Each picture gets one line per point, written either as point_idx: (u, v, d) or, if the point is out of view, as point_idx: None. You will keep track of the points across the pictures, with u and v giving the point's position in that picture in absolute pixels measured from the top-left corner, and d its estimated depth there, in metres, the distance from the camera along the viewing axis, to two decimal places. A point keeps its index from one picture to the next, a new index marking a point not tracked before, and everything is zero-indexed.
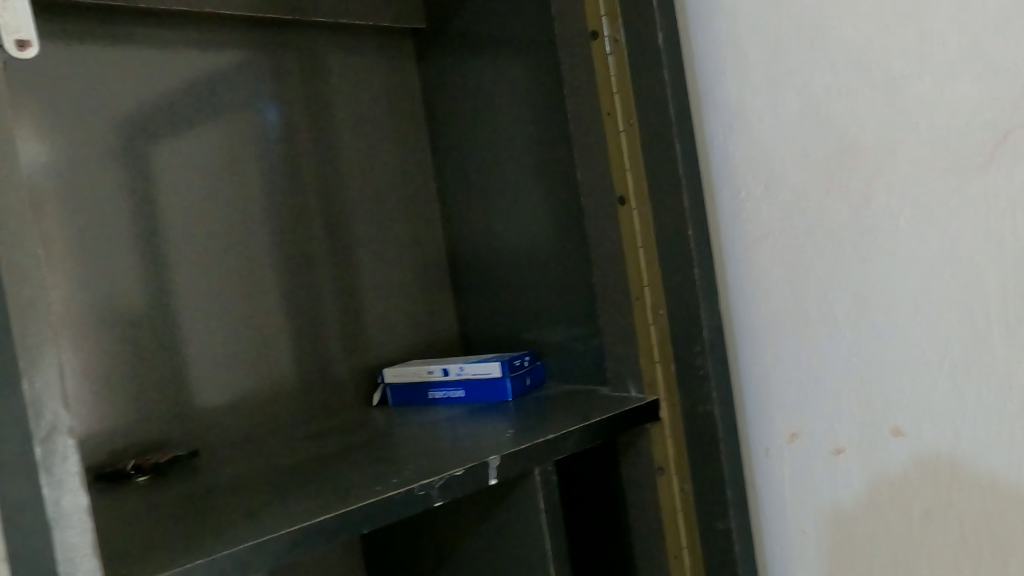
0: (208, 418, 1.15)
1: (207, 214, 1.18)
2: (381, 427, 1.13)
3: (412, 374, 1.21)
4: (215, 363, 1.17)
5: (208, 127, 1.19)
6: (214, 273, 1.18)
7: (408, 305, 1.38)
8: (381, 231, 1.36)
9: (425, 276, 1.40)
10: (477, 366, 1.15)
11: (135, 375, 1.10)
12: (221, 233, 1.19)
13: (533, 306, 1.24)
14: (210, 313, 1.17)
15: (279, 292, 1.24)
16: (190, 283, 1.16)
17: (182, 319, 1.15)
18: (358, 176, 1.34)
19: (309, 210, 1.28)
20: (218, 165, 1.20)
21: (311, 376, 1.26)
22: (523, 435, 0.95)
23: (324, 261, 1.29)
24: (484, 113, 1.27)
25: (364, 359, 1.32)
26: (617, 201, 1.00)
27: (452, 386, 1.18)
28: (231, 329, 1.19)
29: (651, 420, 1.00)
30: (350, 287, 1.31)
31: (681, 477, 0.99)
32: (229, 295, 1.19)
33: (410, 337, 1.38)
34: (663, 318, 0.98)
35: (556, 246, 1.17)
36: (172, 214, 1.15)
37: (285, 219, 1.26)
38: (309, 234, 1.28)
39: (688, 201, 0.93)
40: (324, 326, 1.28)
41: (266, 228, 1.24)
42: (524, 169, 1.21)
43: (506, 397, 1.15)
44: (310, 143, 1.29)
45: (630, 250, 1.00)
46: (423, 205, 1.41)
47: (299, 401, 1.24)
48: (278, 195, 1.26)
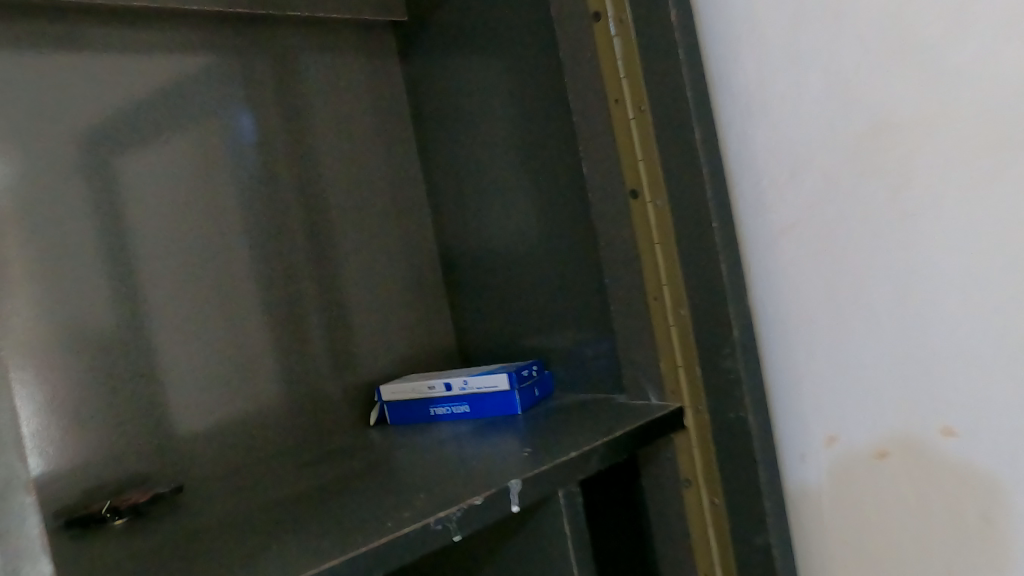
0: (192, 449, 1.06)
1: (178, 227, 1.09)
2: (381, 449, 1.04)
3: (411, 391, 1.13)
4: (195, 389, 1.08)
5: (176, 135, 1.10)
6: (190, 291, 1.09)
7: (401, 316, 1.29)
8: (370, 239, 1.27)
9: (419, 285, 1.32)
10: (483, 379, 1.07)
11: (107, 406, 1.00)
12: (196, 248, 1.10)
13: (538, 312, 1.17)
14: (187, 336, 1.08)
15: (263, 309, 1.15)
16: (164, 304, 1.06)
17: (157, 342, 1.05)
18: (343, 181, 1.25)
19: (292, 220, 1.20)
20: (189, 175, 1.11)
21: (302, 398, 1.17)
22: (541, 453, 0.87)
23: (311, 273, 1.20)
24: (476, 108, 1.20)
25: (358, 376, 1.23)
26: (630, 194, 0.93)
27: (455, 401, 1.10)
28: (212, 351, 1.10)
29: (676, 430, 0.93)
30: (340, 300, 1.23)
31: (710, 491, 0.92)
32: (208, 316, 1.10)
33: (406, 350, 1.29)
34: (686, 320, 0.90)
35: (562, 247, 1.10)
36: (144, 229, 1.06)
37: (267, 230, 1.17)
38: (292, 245, 1.19)
39: None
40: (313, 344, 1.19)
41: (245, 241, 1.15)
42: (522, 166, 1.13)
43: (516, 411, 1.07)
44: (290, 147, 1.21)
45: (647, 247, 0.93)
46: (413, 210, 1.33)
47: (289, 425, 1.15)
48: (257, 204, 1.17)
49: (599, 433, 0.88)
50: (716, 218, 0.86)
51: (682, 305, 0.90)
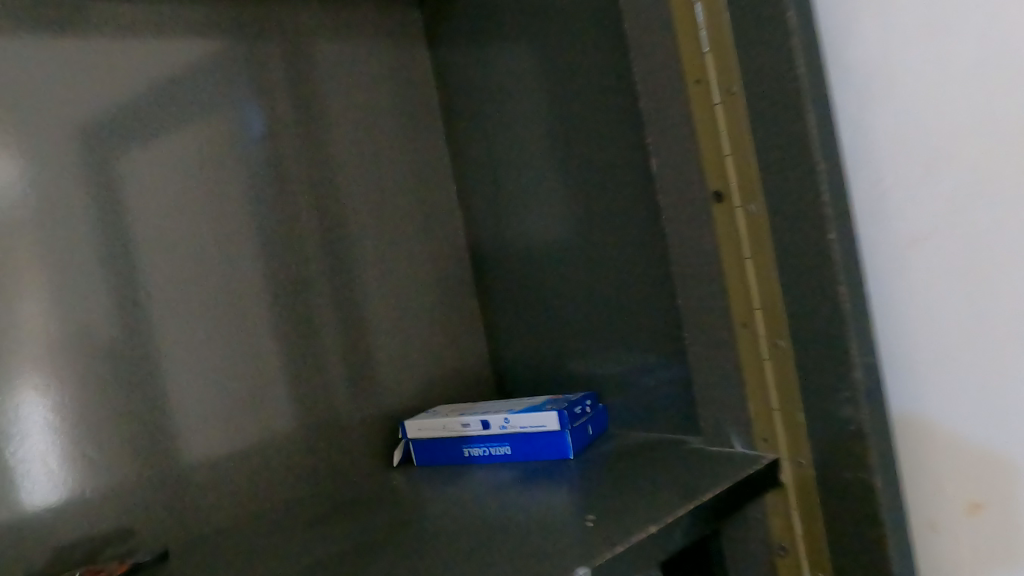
0: (191, 502, 0.89)
1: (175, 239, 0.92)
2: (409, 501, 0.87)
3: (442, 428, 0.96)
4: (195, 430, 0.91)
5: (172, 129, 0.93)
6: (188, 314, 0.92)
7: (431, 337, 1.12)
8: (395, 249, 1.10)
9: (450, 301, 1.15)
10: (528, 417, 0.90)
11: (90, 455, 0.83)
12: (196, 262, 0.93)
13: (592, 335, 1.00)
14: (186, 367, 0.91)
15: (275, 332, 0.98)
16: (157, 330, 0.89)
17: (149, 377, 0.88)
18: (364, 182, 1.09)
19: (308, 227, 1.03)
20: (187, 176, 0.94)
21: (318, 435, 1.00)
22: (611, 519, 0.70)
23: (326, 289, 1.03)
24: (519, 96, 1.02)
25: (381, 408, 1.06)
26: (713, 196, 0.77)
27: (494, 442, 0.93)
28: (214, 385, 0.93)
29: (772, 487, 0.76)
30: (362, 320, 1.06)
31: (816, 565, 0.74)
32: (210, 343, 0.93)
33: (435, 377, 1.12)
34: (784, 352, 0.73)
35: (620, 260, 0.92)
36: (151, 238, 0.90)
37: (278, 239, 1.00)
38: (308, 256, 1.02)
39: (828, 192, 0.67)
40: (333, 371, 1.02)
41: (254, 253, 0.98)
42: (574, 163, 0.96)
43: (568, 455, 0.90)
44: (302, 142, 1.04)
45: (733, 262, 0.76)
46: (444, 215, 1.16)
47: (303, 468, 0.98)
48: (267, 209, 1.00)
49: (678, 495, 0.72)
50: (835, 228, 0.67)
51: (780, 332, 0.74)
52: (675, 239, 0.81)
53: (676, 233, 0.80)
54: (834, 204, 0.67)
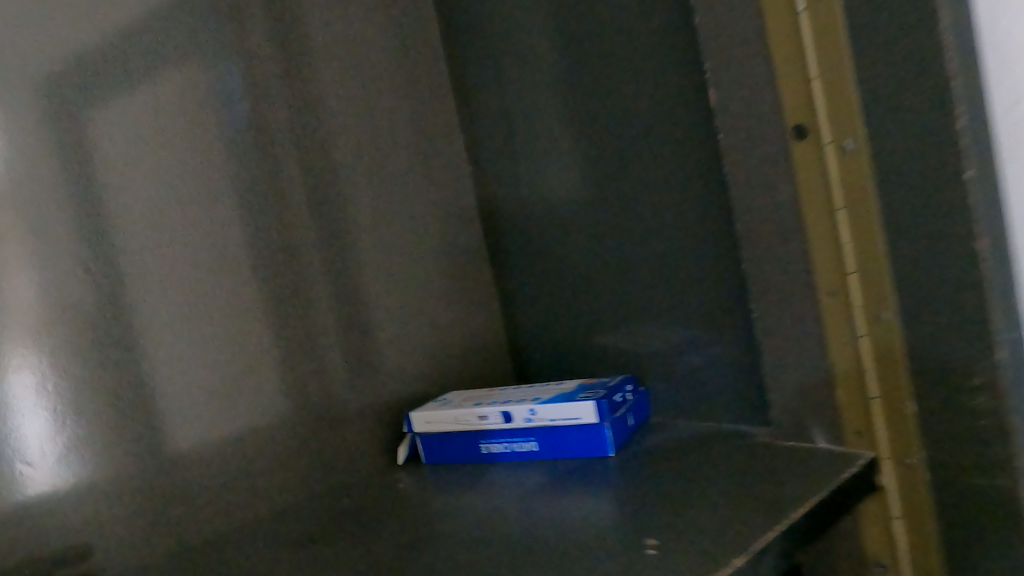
0: (167, 524, 0.73)
1: (138, 204, 0.73)
2: (423, 516, 0.72)
3: (454, 421, 0.81)
4: (175, 439, 0.74)
5: (127, 67, 0.74)
6: (161, 297, 0.74)
7: (441, 315, 0.96)
8: (397, 211, 0.93)
9: (460, 272, 0.98)
10: (559, 409, 0.75)
11: (47, 476, 0.66)
12: (167, 234, 0.75)
13: (634, 309, 0.84)
14: (159, 362, 0.73)
15: (262, 310, 0.81)
16: (120, 319, 0.71)
17: (113, 377, 0.71)
18: (358, 131, 0.90)
19: (296, 184, 0.84)
20: (150, 125, 0.75)
21: (316, 433, 0.84)
22: (684, 540, 0.56)
23: (315, 257, 0.85)
24: (558, 22, 0.85)
25: (384, 398, 0.90)
26: (793, 132, 0.61)
27: (517, 437, 0.79)
28: (193, 382, 0.76)
29: (867, 491, 0.61)
30: (364, 296, 0.89)
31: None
32: (188, 331, 0.76)
33: (445, 359, 0.96)
34: (890, 327, 0.59)
35: (685, 217, 0.77)
36: (124, 191, 0.72)
37: (265, 198, 0.82)
38: (296, 221, 0.84)
39: (967, 124, 0.52)
40: (332, 356, 0.86)
41: (235, 217, 0.80)
42: (629, 100, 0.79)
43: (607, 452, 0.76)
44: (283, 75, 0.84)
45: (819, 214, 0.61)
46: (449, 171, 0.99)
47: (297, 471, 0.82)
48: (248, 163, 0.81)
49: (762, 510, 0.58)
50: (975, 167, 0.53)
51: (886, 299, 0.59)
52: (752, 187, 0.65)
53: (754, 178, 0.64)
54: (974, 139, 0.53)
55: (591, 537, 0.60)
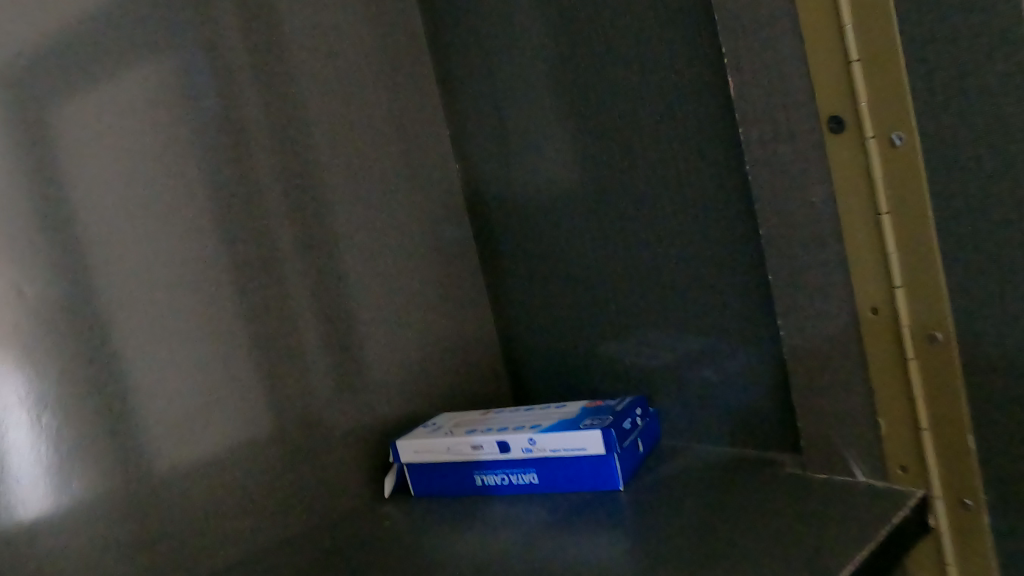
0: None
1: (89, 216, 0.65)
2: (416, 563, 0.64)
3: (445, 450, 0.73)
4: (137, 478, 0.66)
5: (74, 59, 0.65)
6: (136, 306, 0.67)
7: (430, 330, 0.87)
8: (380, 216, 0.84)
9: (451, 282, 0.90)
10: (563, 439, 0.67)
11: (37, 496, 0.61)
12: (124, 248, 0.66)
13: (645, 321, 0.77)
14: (116, 395, 0.65)
15: (231, 333, 0.72)
16: (72, 346, 0.63)
17: (66, 411, 0.62)
18: (334, 129, 0.81)
19: (271, 189, 0.76)
20: (102, 124, 0.66)
21: (296, 466, 0.75)
22: None
23: (289, 272, 0.76)
24: (557, 3, 0.76)
25: (370, 424, 0.82)
26: (829, 126, 0.53)
27: (515, 467, 0.71)
28: (158, 414, 0.67)
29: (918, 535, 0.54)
30: (347, 312, 0.80)
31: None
32: (150, 357, 0.67)
33: (436, 377, 0.88)
34: (946, 350, 0.52)
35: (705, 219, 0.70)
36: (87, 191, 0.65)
37: (235, 206, 0.73)
38: (267, 231, 0.75)
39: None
40: (315, 380, 0.77)
41: (204, 228, 0.71)
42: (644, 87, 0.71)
43: (617, 485, 0.68)
44: (248, 69, 0.75)
45: (860, 221, 0.53)
46: (436, 171, 0.90)
47: (275, 509, 0.74)
48: (214, 166, 0.72)
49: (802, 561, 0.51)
50: None
51: (943, 317, 0.51)
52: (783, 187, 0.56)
53: (784, 177, 0.56)
54: None
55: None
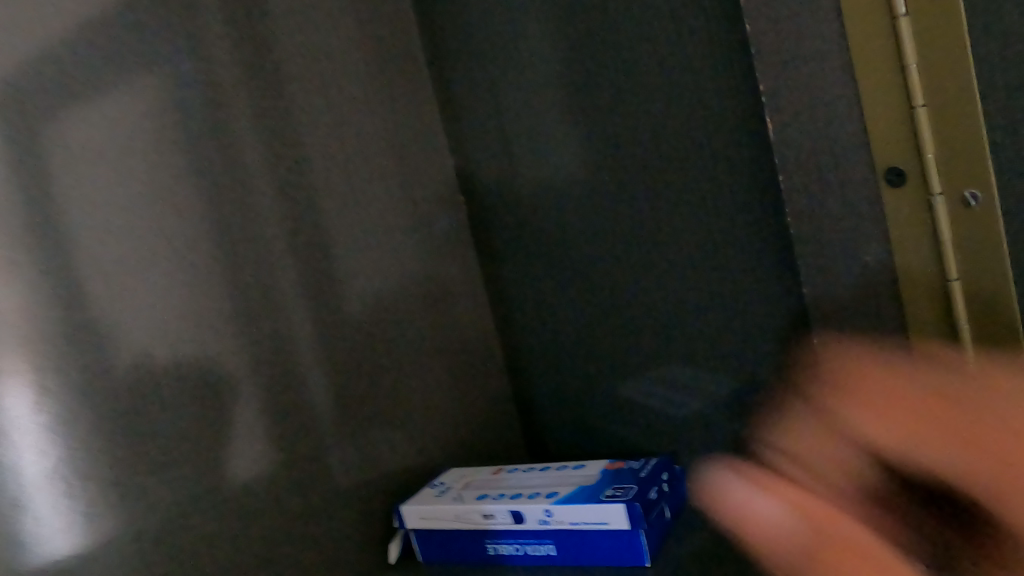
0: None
1: (82, 268, 0.59)
2: None
3: (455, 519, 0.68)
4: (138, 553, 0.60)
5: (61, 97, 0.59)
6: (148, 353, 0.62)
7: (442, 376, 0.81)
8: (386, 258, 0.78)
9: (463, 326, 0.84)
10: (583, 511, 0.62)
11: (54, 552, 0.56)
12: (120, 302, 0.61)
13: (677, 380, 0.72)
14: (116, 462, 0.60)
15: (233, 396, 0.66)
16: (73, 415, 0.58)
17: (75, 471, 0.58)
18: (334, 166, 0.75)
19: (271, 234, 0.70)
20: (94, 169, 0.60)
21: (301, 533, 0.70)
22: None
23: (291, 327, 0.70)
24: (580, 34, 0.71)
25: (379, 485, 0.76)
26: (892, 180, 0.54)
27: (531, 537, 0.66)
28: (162, 481, 0.62)
29: None
30: (356, 365, 0.75)
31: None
32: (152, 421, 0.62)
33: (448, 430, 0.82)
34: None
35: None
36: (94, 228, 0.60)
37: (235, 255, 0.67)
38: (267, 285, 0.69)
39: None
40: (322, 439, 0.72)
41: (204, 278, 0.65)
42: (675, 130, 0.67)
43: (643, 561, 0.63)
44: (245, 109, 0.69)
45: (926, 275, 0.54)
46: (444, 203, 0.83)
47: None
48: (211, 212, 0.66)
49: None
50: None
51: None
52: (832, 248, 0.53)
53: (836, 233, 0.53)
54: None
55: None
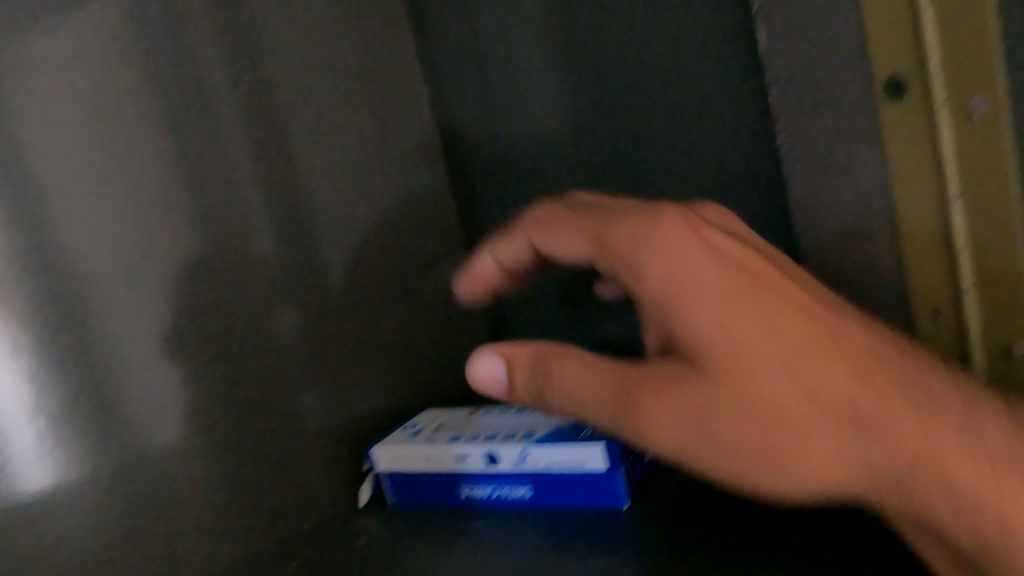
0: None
1: (40, 203, 0.56)
2: None
3: (427, 461, 0.65)
4: (108, 496, 0.59)
5: (8, 19, 0.56)
6: (120, 284, 0.60)
7: (417, 318, 0.79)
8: (356, 194, 0.75)
9: (444, 270, 0.82)
10: (560, 450, 0.60)
11: (27, 481, 0.55)
12: (82, 240, 0.58)
13: None
14: (83, 404, 0.58)
15: (207, 331, 0.64)
16: (44, 342, 0.56)
17: (46, 401, 0.56)
18: (300, 95, 0.71)
19: (238, 163, 0.67)
20: (58, 83, 0.58)
21: (272, 477, 0.68)
22: None
23: (267, 265, 0.68)
24: None
25: (358, 428, 0.74)
26: (896, 93, 0.56)
27: (507, 479, 0.63)
28: (133, 423, 0.60)
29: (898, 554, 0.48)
30: (335, 306, 0.73)
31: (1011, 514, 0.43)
32: (124, 353, 0.60)
33: (428, 375, 0.80)
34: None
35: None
36: (61, 151, 0.57)
37: (200, 188, 0.64)
38: (242, 219, 0.67)
39: None
40: (299, 380, 0.70)
41: (167, 212, 0.63)
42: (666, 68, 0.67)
43: (620, 503, 0.61)
44: (220, 34, 0.66)
45: (924, 186, 0.56)
46: (424, 145, 0.82)
47: (249, 525, 0.66)
48: (182, 140, 0.64)
49: None
50: None
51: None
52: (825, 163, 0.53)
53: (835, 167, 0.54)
54: None
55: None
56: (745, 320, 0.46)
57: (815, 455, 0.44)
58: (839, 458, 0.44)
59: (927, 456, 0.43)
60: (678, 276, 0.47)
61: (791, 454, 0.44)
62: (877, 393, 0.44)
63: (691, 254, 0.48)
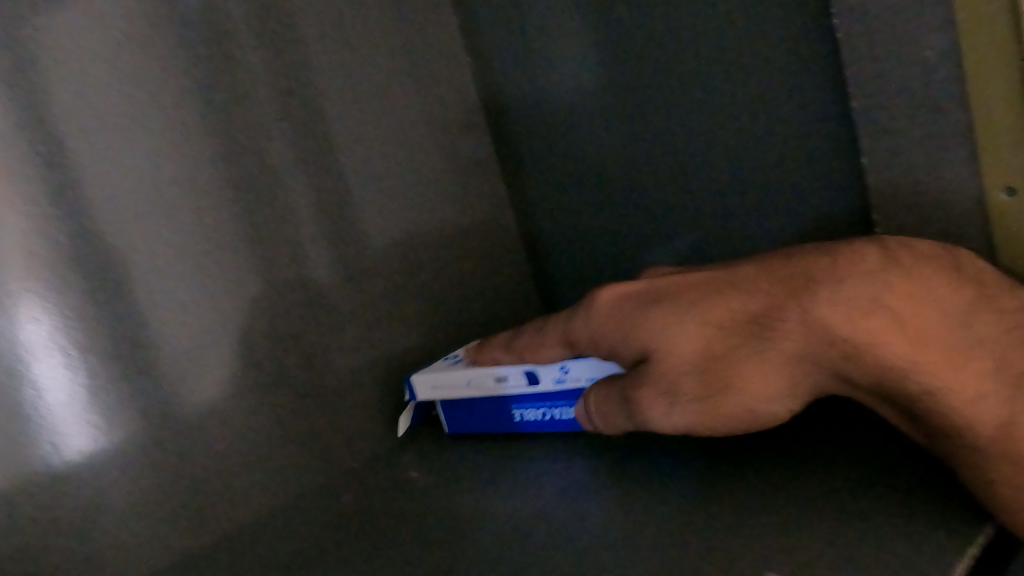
0: (160, 535, 0.59)
1: (72, 151, 0.56)
2: (462, 510, 0.57)
3: (467, 386, 0.64)
4: (160, 437, 0.60)
5: None
6: (153, 226, 0.60)
7: (454, 255, 0.78)
8: (390, 126, 0.74)
9: (480, 202, 0.81)
10: (600, 366, 0.57)
11: (72, 423, 0.56)
12: (117, 185, 0.58)
13: (708, 239, 0.68)
14: (131, 350, 0.59)
15: (242, 267, 0.64)
16: (79, 287, 0.57)
17: (87, 346, 0.57)
18: (325, 24, 0.70)
19: (270, 96, 0.66)
20: (79, 28, 0.57)
21: (323, 412, 0.67)
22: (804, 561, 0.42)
23: (300, 196, 0.67)
24: None
25: (405, 361, 0.73)
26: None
27: (549, 397, 0.61)
28: (177, 366, 0.61)
29: (945, 481, 0.46)
30: (370, 239, 0.71)
31: (961, 379, 0.42)
32: (160, 295, 0.60)
33: (471, 308, 0.79)
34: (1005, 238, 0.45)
35: (783, 102, 0.60)
36: (87, 93, 0.57)
37: (231, 123, 0.64)
38: (272, 153, 0.66)
39: None
40: (340, 313, 0.69)
41: (201, 150, 0.62)
42: None
43: None
44: None
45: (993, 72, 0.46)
46: (454, 75, 0.79)
47: (302, 461, 0.66)
48: (208, 76, 0.62)
49: (886, 520, 0.44)
50: None
51: (998, 178, 0.48)
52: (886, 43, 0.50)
53: (887, 48, 0.50)
54: None
55: (684, 557, 0.45)
56: (673, 309, 0.50)
57: (776, 384, 0.46)
58: (796, 376, 0.46)
59: (860, 348, 0.43)
60: (628, 314, 0.52)
61: (751, 391, 0.46)
62: (797, 315, 0.45)
63: (627, 300, 0.53)
